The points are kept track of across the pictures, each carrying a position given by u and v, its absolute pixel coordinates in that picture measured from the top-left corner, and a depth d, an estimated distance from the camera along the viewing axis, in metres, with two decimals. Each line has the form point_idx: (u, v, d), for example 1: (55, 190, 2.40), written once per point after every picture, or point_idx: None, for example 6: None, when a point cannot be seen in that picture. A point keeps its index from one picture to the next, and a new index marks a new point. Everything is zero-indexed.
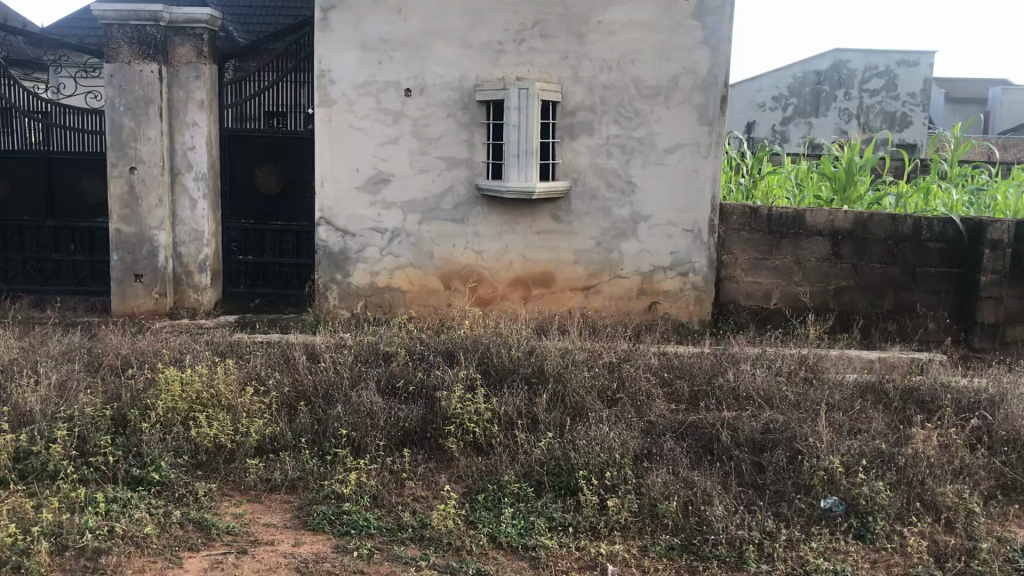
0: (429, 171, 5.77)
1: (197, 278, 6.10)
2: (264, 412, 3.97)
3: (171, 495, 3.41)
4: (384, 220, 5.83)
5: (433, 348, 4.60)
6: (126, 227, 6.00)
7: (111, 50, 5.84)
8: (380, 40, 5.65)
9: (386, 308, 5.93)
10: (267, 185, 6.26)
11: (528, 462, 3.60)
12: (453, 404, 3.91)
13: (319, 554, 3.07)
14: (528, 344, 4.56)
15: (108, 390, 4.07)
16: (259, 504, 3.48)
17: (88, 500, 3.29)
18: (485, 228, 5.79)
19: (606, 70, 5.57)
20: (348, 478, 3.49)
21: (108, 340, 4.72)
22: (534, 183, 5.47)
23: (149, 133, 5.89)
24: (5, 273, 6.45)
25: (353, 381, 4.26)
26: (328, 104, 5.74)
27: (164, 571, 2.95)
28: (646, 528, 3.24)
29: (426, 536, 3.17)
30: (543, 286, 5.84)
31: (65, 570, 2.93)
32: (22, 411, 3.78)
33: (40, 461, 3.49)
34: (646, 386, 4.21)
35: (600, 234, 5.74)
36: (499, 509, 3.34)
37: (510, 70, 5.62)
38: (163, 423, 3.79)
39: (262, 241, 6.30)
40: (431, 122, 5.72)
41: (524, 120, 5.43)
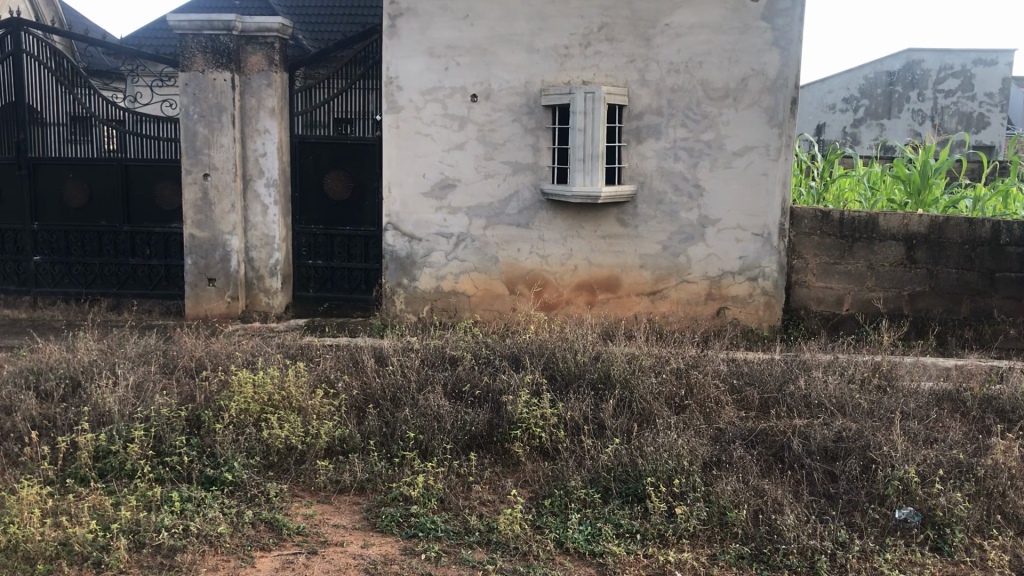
0: (495, 176, 5.78)
1: (268, 282, 6.22)
2: (333, 414, 4.02)
3: (244, 495, 3.47)
4: (449, 225, 5.87)
5: (500, 352, 4.61)
6: (200, 232, 6.14)
7: (186, 60, 5.99)
8: (447, 46, 5.69)
9: (451, 311, 5.97)
10: (336, 190, 6.32)
11: (595, 468, 3.58)
12: (519, 408, 3.90)
13: (387, 556, 3.09)
14: (594, 350, 4.54)
15: (183, 391, 4.17)
16: (328, 505, 3.52)
17: (163, 498, 3.37)
18: (550, 232, 5.78)
19: (673, 73, 5.52)
20: (416, 481, 3.51)
21: (183, 342, 4.84)
22: (600, 187, 5.44)
23: (222, 140, 6.02)
24: (85, 277, 6.66)
25: (420, 385, 4.29)
26: (395, 110, 5.81)
27: (237, 569, 3.00)
28: (716, 536, 3.20)
29: (493, 540, 3.17)
30: (609, 291, 5.81)
31: (142, 567, 3.00)
32: (102, 411, 3.88)
33: (118, 460, 3.59)
34: (714, 393, 4.16)
35: (667, 238, 5.69)
36: (566, 515, 3.33)
37: (576, 74, 5.61)
38: (236, 424, 3.86)
39: (331, 246, 6.37)
40: (497, 127, 5.73)
41: (590, 124, 5.41)
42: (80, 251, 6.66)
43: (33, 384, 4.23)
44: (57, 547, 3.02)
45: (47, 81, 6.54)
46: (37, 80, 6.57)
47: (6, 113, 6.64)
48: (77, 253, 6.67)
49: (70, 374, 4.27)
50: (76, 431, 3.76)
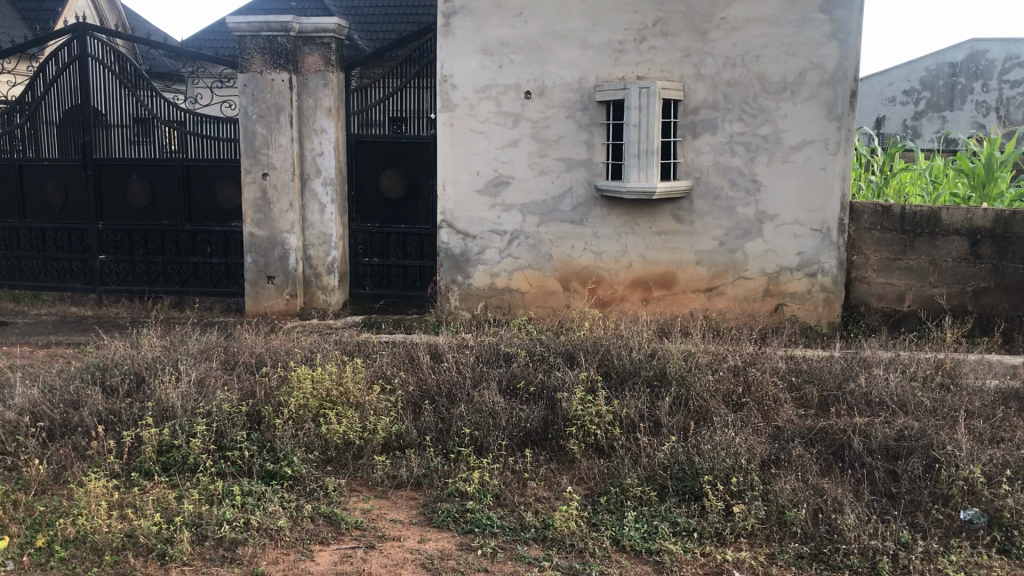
0: (549, 173, 5.78)
1: (325, 279, 6.29)
2: (390, 409, 4.06)
3: (303, 490, 3.52)
4: (503, 222, 5.88)
5: (554, 349, 4.60)
6: (259, 231, 6.25)
7: (245, 61, 6.09)
8: (501, 43, 5.70)
9: (505, 308, 5.99)
10: (391, 188, 6.36)
11: (651, 466, 3.56)
12: (574, 405, 3.89)
13: (445, 551, 3.11)
14: (650, 347, 4.51)
15: (243, 387, 4.23)
16: (386, 500, 3.55)
17: (225, 492, 3.43)
18: (605, 229, 5.76)
19: (729, 67, 5.46)
20: (472, 477, 3.52)
21: (243, 339, 4.92)
22: (655, 182, 5.41)
23: (280, 140, 6.11)
24: (148, 274, 6.81)
25: (474, 381, 4.30)
26: (450, 108, 5.84)
27: (297, 562, 3.04)
28: (774, 535, 3.16)
29: (549, 537, 3.17)
30: (664, 287, 5.77)
31: (205, 559, 3.06)
32: (165, 406, 3.96)
33: (181, 454, 3.67)
34: (773, 390, 4.10)
35: (724, 234, 5.63)
36: (622, 513, 3.31)
37: (631, 69, 5.57)
38: (295, 419, 3.92)
39: (387, 243, 6.41)
40: (550, 123, 5.73)
41: (645, 119, 5.37)
42: (144, 250, 6.81)
43: (100, 379, 4.34)
44: (123, 539, 3.10)
45: (112, 84, 6.70)
46: (102, 84, 6.73)
47: (72, 116, 6.83)
48: (140, 252, 6.82)
49: (134, 370, 4.37)
50: (140, 426, 3.84)
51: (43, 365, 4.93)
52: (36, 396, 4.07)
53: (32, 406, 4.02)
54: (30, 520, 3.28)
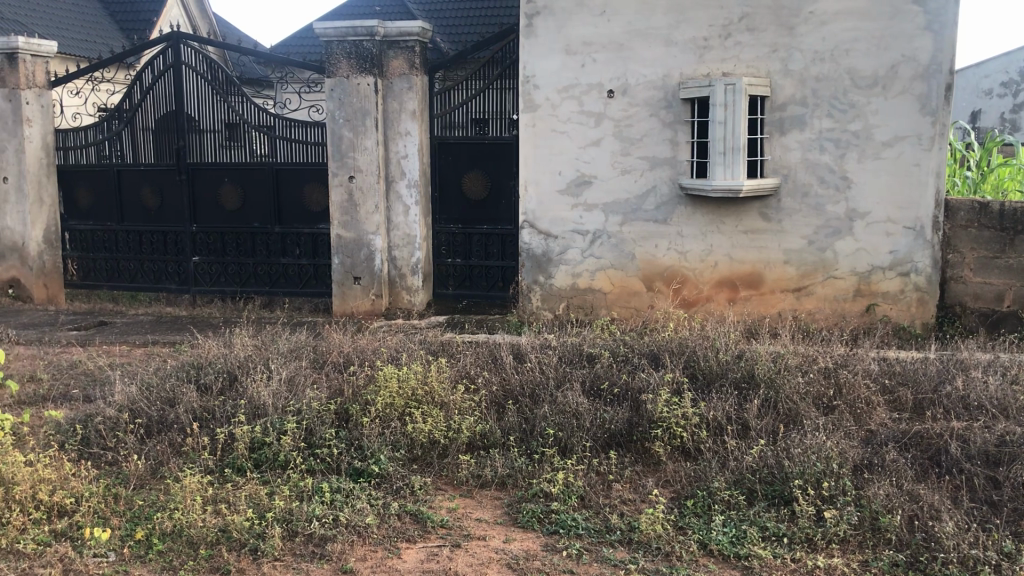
0: (633, 172, 5.73)
1: (410, 280, 6.37)
2: (474, 409, 4.08)
3: (389, 487, 3.56)
4: (586, 222, 5.86)
5: (638, 350, 4.56)
6: (346, 232, 6.37)
7: (331, 66, 6.21)
8: (584, 43, 5.68)
9: (588, 309, 5.97)
10: (473, 189, 6.38)
11: (739, 470, 3.50)
12: (659, 407, 3.85)
13: (530, 552, 3.11)
14: (737, 348, 4.43)
15: (331, 386, 4.31)
16: (471, 499, 3.57)
17: (314, 489, 3.50)
18: (689, 228, 5.68)
19: (818, 62, 5.33)
20: (556, 478, 3.51)
21: (331, 339, 5.00)
22: (741, 180, 5.32)
23: (366, 143, 6.22)
24: (240, 275, 7.00)
25: (558, 382, 4.29)
26: (532, 108, 5.84)
27: (385, 560, 3.08)
28: (868, 542, 3.07)
29: (634, 540, 3.14)
30: (750, 287, 5.67)
31: (295, 554, 3.12)
32: (256, 404, 4.05)
33: (272, 451, 3.76)
34: (865, 393, 4.00)
35: (813, 233, 5.51)
36: (709, 517, 3.26)
37: (716, 66, 5.49)
38: (382, 417, 3.97)
39: (469, 244, 6.45)
40: (633, 122, 5.68)
41: (731, 116, 5.28)
42: (236, 251, 6.99)
43: (194, 377, 4.47)
44: (217, 533, 3.19)
45: (204, 90, 6.89)
46: (195, 90, 6.93)
47: (167, 122, 7.05)
48: (232, 254, 7.01)
49: (227, 369, 4.48)
50: (233, 423, 3.94)
51: (142, 363, 5.10)
52: (135, 394, 4.21)
53: (131, 404, 4.16)
54: (130, 512, 3.39)
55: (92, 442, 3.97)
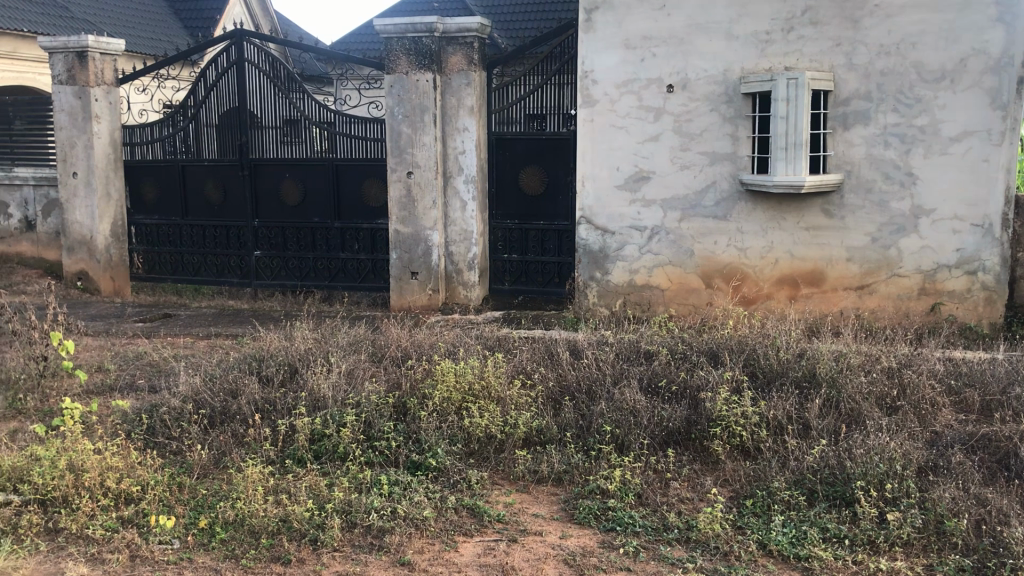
0: (692, 167, 5.67)
1: (466, 275, 6.40)
2: (531, 404, 4.08)
3: (447, 481, 3.59)
4: (644, 218, 5.83)
5: (696, 348, 4.52)
6: (404, 228, 6.43)
7: (391, 62, 6.26)
8: (643, 37, 5.64)
9: (646, 305, 5.94)
10: (531, 185, 6.37)
11: (799, 470, 3.45)
12: (718, 405, 3.81)
13: (587, 548, 3.11)
14: (799, 346, 4.37)
15: (389, 380, 4.35)
16: (527, 494, 3.57)
17: (373, 481, 3.54)
18: (749, 225, 5.61)
19: (883, 56, 5.21)
20: (613, 475, 3.50)
21: (389, 333, 5.04)
22: (803, 176, 5.23)
23: (424, 139, 6.26)
24: (300, 269, 7.10)
25: (615, 379, 4.27)
26: (591, 104, 5.83)
27: (441, 553, 3.09)
28: (932, 546, 3.00)
29: (692, 539, 3.11)
30: (812, 285, 5.59)
31: (354, 545, 3.15)
32: (317, 396, 4.11)
33: (332, 443, 3.80)
34: (930, 393, 3.92)
35: (877, 230, 5.40)
36: (769, 517, 3.22)
37: (778, 60, 5.40)
38: (439, 411, 3.99)
39: (526, 239, 6.44)
40: (693, 117, 5.62)
41: (793, 111, 5.20)
42: (296, 246, 7.09)
43: (256, 370, 4.54)
44: (278, 523, 3.24)
45: (266, 87, 6.99)
46: (258, 87, 7.04)
47: (230, 118, 7.17)
48: (293, 249, 7.10)
49: (288, 362, 4.54)
50: (294, 415, 3.99)
51: (205, 355, 5.19)
52: (198, 385, 4.30)
53: (195, 395, 4.24)
54: (193, 501, 3.46)
55: (157, 432, 4.05)
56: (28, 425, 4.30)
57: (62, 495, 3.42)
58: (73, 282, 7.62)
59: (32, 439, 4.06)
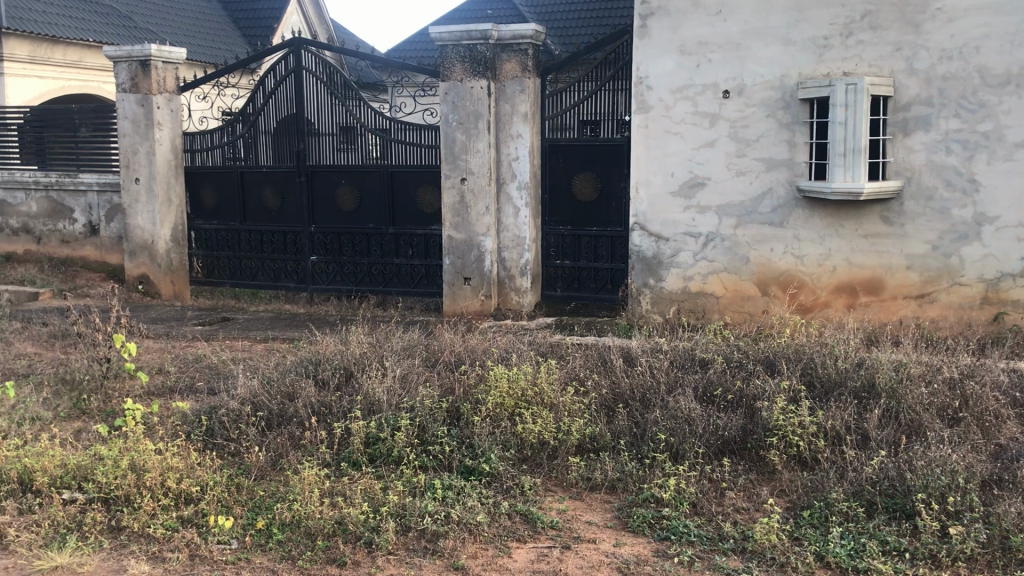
0: (748, 173, 5.61)
1: (519, 281, 6.41)
2: (584, 411, 4.07)
3: (500, 486, 3.59)
4: (698, 224, 5.79)
5: (752, 356, 4.47)
6: (458, 234, 6.47)
7: (446, 69, 6.32)
8: (699, 43, 5.61)
9: (700, 313, 5.89)
10: (584, 191, 6.36)
11: (858, 481, 3.39)
12: (775, 415, 3.76)
13: (641, 556, 3.09)
14: (857, 356, 4.30)
15: (443, 385, 4.38)
16: (580, 501, 3.56)
17: (427, 485, 3.56)
18: (806, 232, 5.54)
19: (945, 60, 5.12)
20: (668, 483, 3.47)
21: (443, 338, 5.07)
22: (862, 183, 5.15)
23: (478, 145, 6.29)
24: (354, 274, 7.18)
25: (669, 387, 4.24)
26: (645, 110, 5.82)
27: (495, 558, 3.10)
28: (997, 562, 2.92)
29: (748, 549, 3.08)
30: (870, 293, 5.50)
31: (408, 549, 3.17)
32: (372, 400, 4.15)
33: (386, 447, 3.84)
34: (994, 405, 3.82)
35: (938, 237, 5.29)
36: (827, 528, 3.16)
37: (836, 66, 5.33)
38: (492, 416, 4.00)
39: (578, 245, 6.43)
40: (750, 123, 5.56)
41: (852, 117, 5.12)
42: (351, 251, 7.17)
43: (313, 373, 4.60)
44: (333, 525, 3.27)
45: (323, 94, 7.09)
46: (314, 94, 7.13)
47: (287, 125, 7.28)
48: (348, 254, 7.18)
49: (344, 365, 4.59)
50: (350, 418, 4.04)
51: (263, 358, 5.27)
52: (257, 388, 4.37)
53: (253, 397, 4.31)
54: (251, 502, 3.51)
55: (216, 433, 4.12)
56: (92, 425, 4.41)
57: (124, 494, 3.50)
58: (134, 285, 7.80)
59: (96, 439, 4.15)
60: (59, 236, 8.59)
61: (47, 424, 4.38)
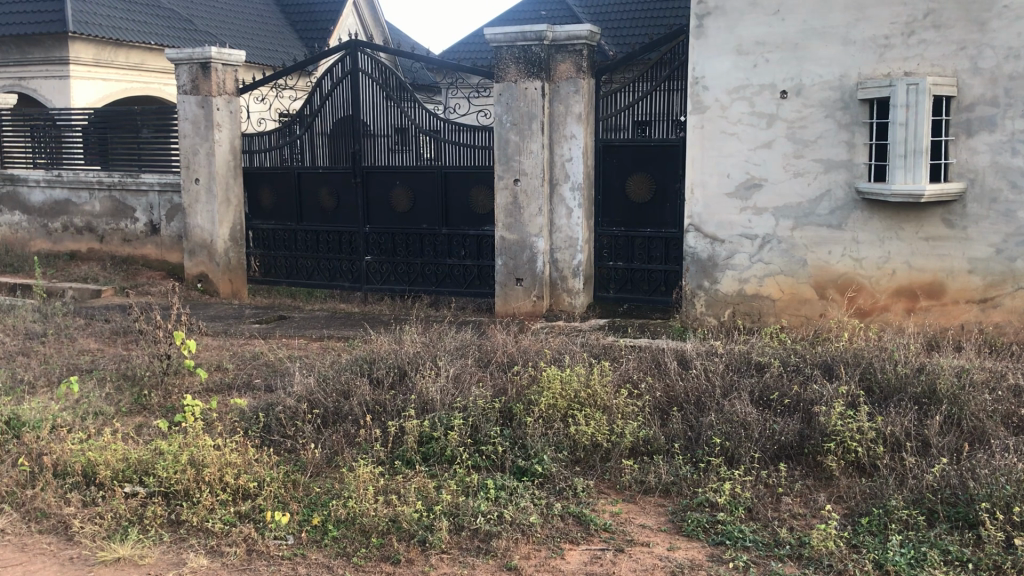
0: (806, 174, 5.54)
1: (571, 282, 6.40)
2: (638, 414, 4.05)
3: (553, 487, 3.59)
4: (755, 226, 5.73)
5: (810, 360, 4.41)
6: (510, 235, 6.48)
7: (500, 70, 6.33)
8: (756, 43, 5.55)
9: (756, 316, 5.83)
10: (638, 192, 6.32)
11: (918, 489, 3.32)
12: (833, 420, 3.70)
13: (695, 561, 3.06)
14: (918, 361, 4.21)
15: (496, 385, 4.39)
16: (634, 504, 3.54)
17: (480, 484, 3.57)
18: (865, 234, 5.45)
19: (1012, 59, 4.99)
20: (723, 488, 3.43)
21: (495, 338, 5.09)
22: (923, 185, 5.04)
23: (532, 146, 6.30)
24: (408, 274, 7.23)
25: (725, 391, 4.19)
26: (701, 110, 5.77)
27: (548, 559, 3.10)
28: None
29: (804, 556, 3.03)
30: (931, 297, 5.39)
31: (462, 548, 3.18)
32: (425, 399, 4.18)
33: (440, 446, 3.86)
34: None
35: (1002, 240, 5.17)
36: (886, 536, 3.11)
37: (897, 65, 5.23)
38: (545, 417, 4.01)
39: (632, 247, 6.40)
40: (808, 123, 5.49)
41: (913, 118, 5.01)
42: (405, 251, 7.22)
43: (367, 371, 4.64)
44: (388, 523, 3.30)
45: (378, 96, 7.15)
46: (370, 96, 7.20)
47: (343, 126, 7.35)
48: (401, 254, 7.24)
49: (398, 364, 4.62)
50: (404, 417, 4.06)
51: (318, 356, 5.34)
52: (313, 386, 4.42)
53: (309, 395, 4.37)
54: (308, 499, 3.55)
55: (273, 430, 4.19)
56: (152, 420, 4.50)
57: (183, 488, 3.56)
58: (193, 284, 7.94)
59: (157, 434, 4.24)
60: (121, 234, 8.78)
61: (109, 418, 4.48)
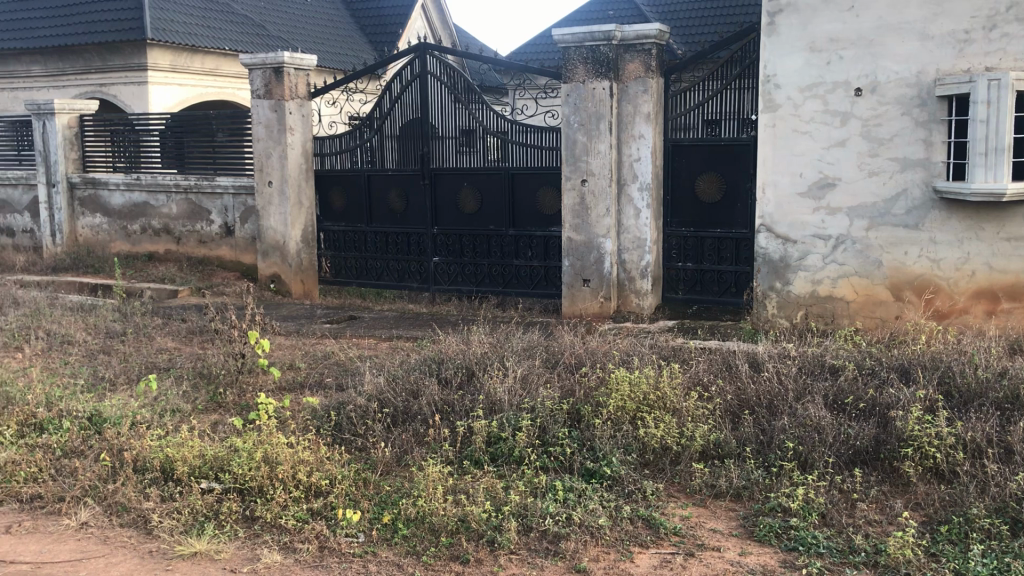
0: (881, 174, 5.42)
1: (639, 283, 6.36)
2: (708, 417, 4.00)
3: (622, 490, 3.57)
4: (828, 226, 5.62)
5: (886, 364, 4.31)
6: (578, 236, 6.47)
7: (568, 71, 6.32)
8: (830, 40, 5.45)
9: (829, 318, 5.73)
10: (708, 192, 6.25)
11: (1000, 497, 3.22)
12: (910, 425, 3.61)
13: (767, 567, 3.01)
14: (1000, 366, 4.09)
15: (564, 387, 4.38)
16: (704, 508, 3.50)
17: (548, 486, 3.57)
18: (942, 234, 5.31)
19: None
20: (796, 493, 3.38)
21: (563, 339, 5.09)
22: (1005, 184, 4.89)
23: (599, 147, 6.28)
24: (476, 275, 7.27)
25: (798, 394, 4.12)
26: (772, 109, 5.68)
27: (618, 562, 3.08)
28: None
29: (881, 563, 2.96)
30: (1013, 299, 5.23)
31: (531, 549, 3.19)
32: (494, 400, 4.19)
33: (508, 446, 3.88)
34: None
35: None
36: (967, 545, 3.02)
37: (978, 60, 5.08)
38: (614, 419, 4.00)
39: (701, 247, 6.33)
40: (883, 121, 5.36)
41: (994, 115, 4.85)
42: (472, 252, 7.27)
43: (436, 371, 4.68)
44: (456, 523, 3.32)
45: (446, 98, 7.20)
46: (438, 98, 7.25)
47: (412, 128, 7.42)
48: (470, 255, 7.28)
49: (466, 365, 4.65)
50: (472, 417, 4.09)
51: (388, 356, 5.40)
52: (383, 385, 4.47)
53: (379, 394, 4.42)
54: (378, 497, 3.60)
55: (344, 428, 4.25)
56: (227, 418, 4.60)
57: (257, 485, 3.64)
58: (266, 284, 8.10)
59: (232, 431, 4.34)
60: (197, 236, 9.00)
61: (186, 416, 4.60)
